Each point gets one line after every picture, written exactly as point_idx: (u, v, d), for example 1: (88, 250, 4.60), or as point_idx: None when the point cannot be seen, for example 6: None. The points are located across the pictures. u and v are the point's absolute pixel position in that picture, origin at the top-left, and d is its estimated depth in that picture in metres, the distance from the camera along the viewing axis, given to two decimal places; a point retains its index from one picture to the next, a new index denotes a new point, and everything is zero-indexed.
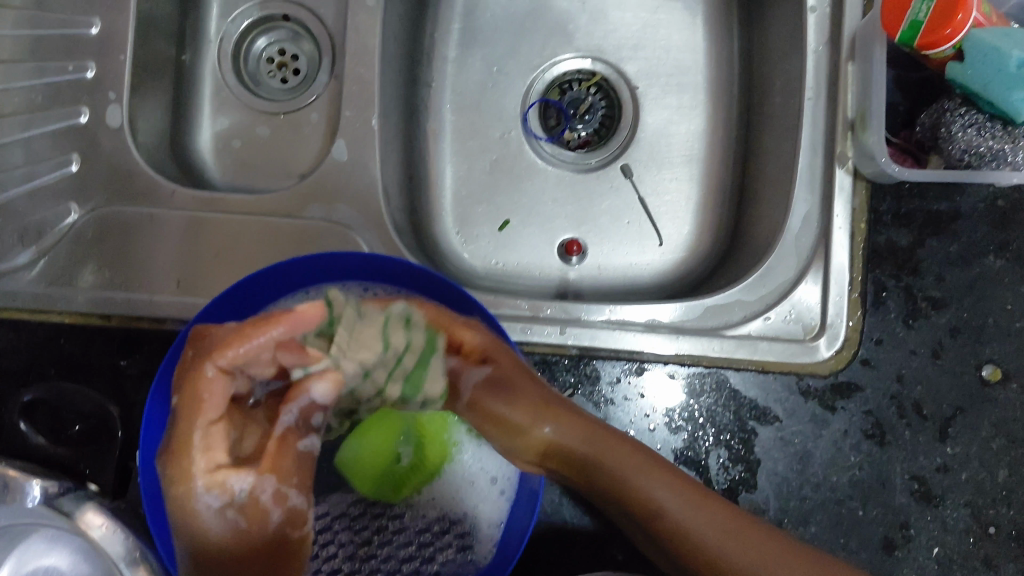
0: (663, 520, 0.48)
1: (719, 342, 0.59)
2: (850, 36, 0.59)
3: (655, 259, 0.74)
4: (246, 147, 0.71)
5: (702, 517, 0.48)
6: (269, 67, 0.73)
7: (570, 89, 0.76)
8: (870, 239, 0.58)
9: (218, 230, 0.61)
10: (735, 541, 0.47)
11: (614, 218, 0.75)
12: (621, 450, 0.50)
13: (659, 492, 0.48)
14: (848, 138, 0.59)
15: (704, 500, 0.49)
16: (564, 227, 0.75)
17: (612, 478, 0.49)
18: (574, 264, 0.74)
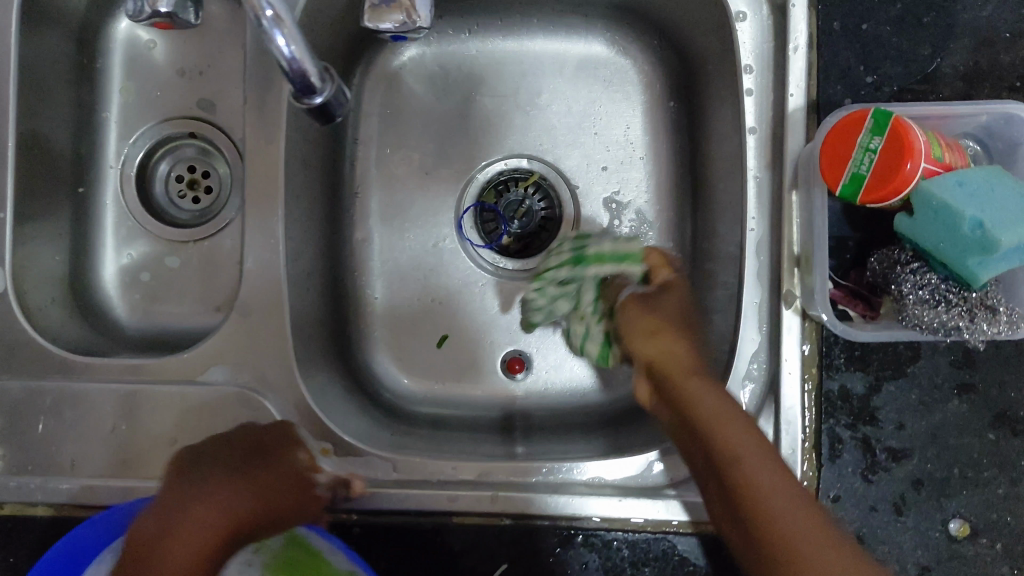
0: (753, 494, 0.39)
1: (663, 504, 0.53)
2: (795, 161, 0.53)
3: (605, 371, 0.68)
4: (154, 280, 0.66)
5: (782, 495, 0.39)
6: (177, 188, 0.67)
7: (505, 190, 0.71)
8: (822, 386, 0.53)
9: (112, 402, 0.55)
10: (806, 540, 0.37)
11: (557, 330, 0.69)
12: (726, 424, 0.43)
13: (740, 439, 0.42)
14: (794, 275, 0.53)
15: (788, 482, 0.40)
16: (506, 340, 0.69)
17: (719, 439, 0.42)
18: (519, 380, 0.68)
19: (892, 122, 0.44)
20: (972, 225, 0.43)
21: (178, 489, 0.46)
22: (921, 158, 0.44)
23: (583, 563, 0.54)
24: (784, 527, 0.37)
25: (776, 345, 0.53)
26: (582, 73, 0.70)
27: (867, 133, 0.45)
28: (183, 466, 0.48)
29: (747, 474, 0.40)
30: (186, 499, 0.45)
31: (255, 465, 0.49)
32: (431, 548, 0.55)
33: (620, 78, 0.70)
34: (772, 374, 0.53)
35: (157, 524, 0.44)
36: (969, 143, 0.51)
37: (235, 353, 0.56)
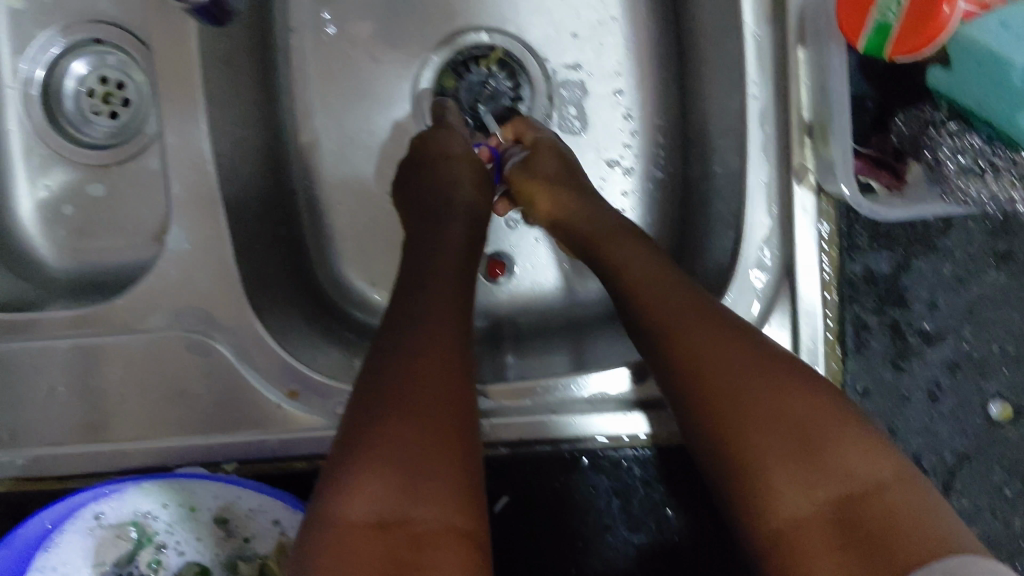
0: (711, 374, 0.39)
1: (639, 415, 0.48)
2: (799, 14, 0.46)
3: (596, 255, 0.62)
4: (79, 214, 0.58)
5: (774, 377, 0.38)
6: (91, 103, 0.59)
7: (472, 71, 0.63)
8: (842, 270, 0.47)
9: (41, 363, 0.49)
10: (766, 407, 0.37)
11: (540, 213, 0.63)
12: (682, 305, 0.42)
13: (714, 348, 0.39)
14: (806, 147, 0.46)
15: (724, 332, 0.40)
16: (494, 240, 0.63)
17: (685, 341, 0.40)
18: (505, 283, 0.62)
19: None
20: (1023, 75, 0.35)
21: (399, 362, 0.40)
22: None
23: (591, 486, 0.49)
24: (770, 390, 0.38)
25: (789, 229, 0.46)
26: None
27: None
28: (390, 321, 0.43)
29: (695, 358, 0.40)
30: (413, 367, 0.39)
31: (426, 243, 0.51)
32: None
33: None
34: (787, 264, 0.46)
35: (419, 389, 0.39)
36: None
37: (177, 296, 0.50)
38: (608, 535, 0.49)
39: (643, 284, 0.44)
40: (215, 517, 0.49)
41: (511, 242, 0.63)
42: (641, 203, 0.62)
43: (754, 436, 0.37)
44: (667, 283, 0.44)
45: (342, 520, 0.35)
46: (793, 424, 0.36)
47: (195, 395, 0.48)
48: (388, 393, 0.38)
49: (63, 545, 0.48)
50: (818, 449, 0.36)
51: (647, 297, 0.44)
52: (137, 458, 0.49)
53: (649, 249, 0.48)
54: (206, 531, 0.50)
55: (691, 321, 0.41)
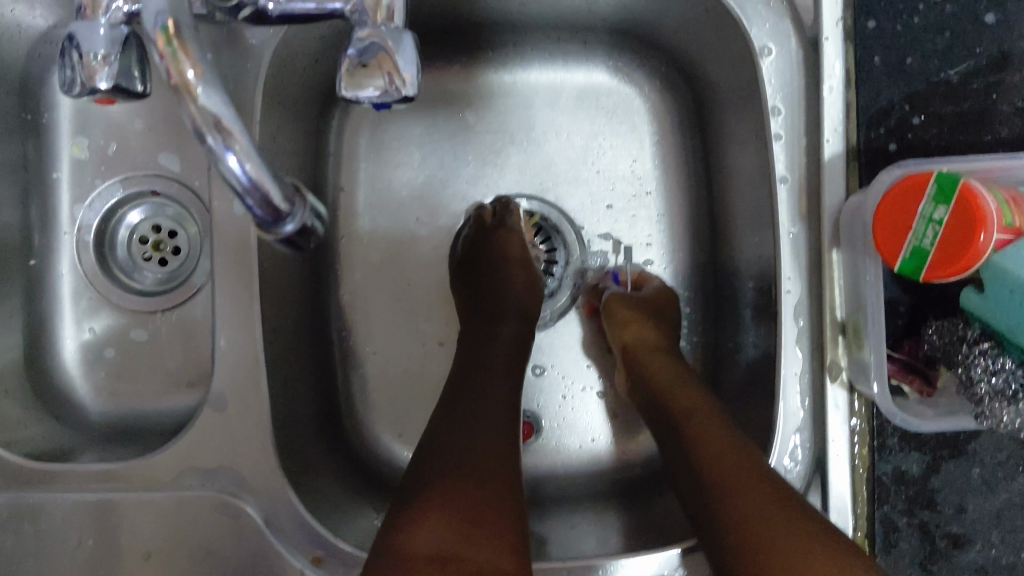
0: (767, 529, 0.38)
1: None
2: (835, 217, 0.47)
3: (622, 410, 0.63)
4: (121, 357, 0.59)
5: (830, 548, 0.38)
6: (142, 250, 0.61)
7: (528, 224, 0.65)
8: (874, 469, 0.47)
9: (74, 516, 0.49)
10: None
11: (568, 363, 0.64)
12: (736, 463, 0.42)
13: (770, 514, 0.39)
14: (839, 345, 0.47)
15: (786, 506, 0.40)
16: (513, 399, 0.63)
17: (741, 506, 0.40)
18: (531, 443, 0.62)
19: (960, 189, 0.38)
20: None
21: (466, 434, 0.46)
22: (995, 228, 0.38)
23: None
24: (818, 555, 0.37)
25: (821, 424, 0.47)
26: (581, 106, 0.64)
27: (930, 201, 0.39)
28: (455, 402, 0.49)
29: (745, 515, 0.39)
30: (477, 444, 0.45)
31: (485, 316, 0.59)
32: None
33: (624, 108, 0.64)
34: (818, 459, 0.47)
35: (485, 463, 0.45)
36: None
37: (214, 453, 0.50)
38: None
39: (705, 441, 0.44)
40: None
41: (531, 400, 0.63)
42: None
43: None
44: (729, 443, 0.44)
45: (405, 553, 0.40)
46: None
47: (223, 557, 0.48)
48: (450, 447, 0.45)
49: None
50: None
51: (709, 454, 0.43)
52: None
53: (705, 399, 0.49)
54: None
55: (751, 485, 0.41)
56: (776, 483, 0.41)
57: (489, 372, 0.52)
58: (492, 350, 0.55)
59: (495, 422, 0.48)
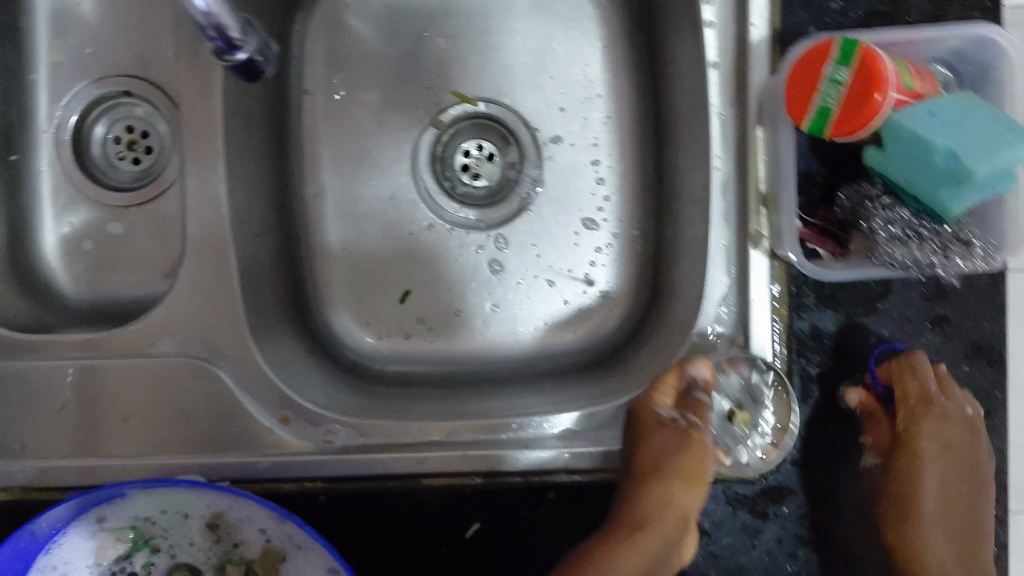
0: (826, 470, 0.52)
1: (636, 452, 0.52)
2: (757, 96, 0.52)
3: (574, 297, 0.67)
4: (98, 249, 0.63)
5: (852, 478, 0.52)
6: (117, 148, 0.64)
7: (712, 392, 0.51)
8: (792, 326, 0.52)
9: (54, 381, 0.53)
10: (963, 481, 0.52)
11: (520, 255, 0.68)
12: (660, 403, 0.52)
13: (931, 443, 0.52)
14: (761, 216, 0.52)
15: (849, 453, 0.52)
16: (456, 279, 0.68)
17: (912, 515, 0.52)
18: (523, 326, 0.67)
19: (860, 52, 0.42)
20: (945, 158, 0.42)
21: (659, 508, 0.51)
22: (891, 89, 0.42)
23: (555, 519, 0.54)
24: (956, 459, 0.52)
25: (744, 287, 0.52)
26: (535, 11, 0.67)
27: (835, 65, 0.43)
28: (640, 481, 0.52)
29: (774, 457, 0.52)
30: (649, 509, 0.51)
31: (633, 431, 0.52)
32: (402, 510, 0.54)
33: (574, 14, 0.67)
34: (739, 317, 0.51)
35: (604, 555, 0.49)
36: (940, 68, 0.49)
37: (187, 325, 0.54)
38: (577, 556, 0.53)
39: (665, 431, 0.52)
40: (207, 523, 0.51)
41: (478, 275, 0.68)
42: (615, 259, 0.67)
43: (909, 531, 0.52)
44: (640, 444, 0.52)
45: None
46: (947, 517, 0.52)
47: (197, 416, 0.53)
48: (614, 543, 0.50)
49: (67, 545, 0.50)
50: (979, 516, 0.52)
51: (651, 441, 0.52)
52: (139, 472, 0.53)
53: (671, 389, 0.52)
54: (199, 536, 0.51)
55: (910, 441, 0.53)
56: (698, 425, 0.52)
57: (641, 464, 0.52)
58: (670, 438, 0.52)
59: (680, 496, 0.51)
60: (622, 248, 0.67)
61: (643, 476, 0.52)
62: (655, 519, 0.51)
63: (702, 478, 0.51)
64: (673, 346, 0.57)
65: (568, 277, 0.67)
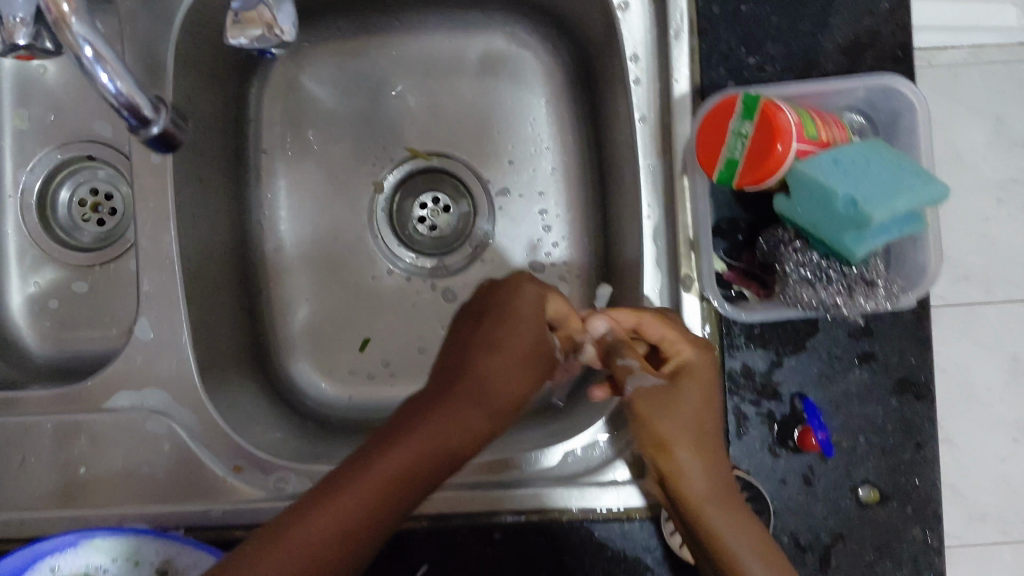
0: (700, 500, 0.47)
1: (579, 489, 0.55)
2: (683, 147, 0.54)
3: None
4: (64, 307, 0.65)
5: (727, 513, 0.47)
6: (82, 210, 0.67)
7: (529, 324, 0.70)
8: (725, 366, 0.54)
9: (14, 437, 0.55)
10: None
11: (478, 301, 0.71)
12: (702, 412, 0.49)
13: (688, 457, 0.48)
14: (692, 259, 0.54)
15: (736, 506, 0.48)
16: (416, 325, 0.71)
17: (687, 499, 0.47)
18: None
19: (760, 108, 0.45)
20: (846, 203, 0.44)
21: (444, 430, 0.45)
22: (793, 139, 0.45)
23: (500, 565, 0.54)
24: None
25: None
26: (483, 70, 0.70)
27: (739, 118, 0.46)
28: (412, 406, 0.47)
29: (680, 469, 0.48)
30: (445, 430, 0.45)
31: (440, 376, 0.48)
32: None
33: (520, 71, 0.70)
34: None
35: (367, 494, 0.42)
36: (855, 116, 0.52)
37: (146, 380, 0.56)
38: None
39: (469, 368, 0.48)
40: (153, 571, 0.51)
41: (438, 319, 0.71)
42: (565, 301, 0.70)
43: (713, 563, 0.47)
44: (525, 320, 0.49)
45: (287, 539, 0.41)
46: None
47: (152, 467, 0.55)
48: (439, 430, 0.45)
49: None
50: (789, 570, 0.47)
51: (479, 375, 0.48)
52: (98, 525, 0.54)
53: (707, 410, 0.49)
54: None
55: (669, 450, 0.48)
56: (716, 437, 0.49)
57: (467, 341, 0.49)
58: (466, 409, 0.46)
59: (460, 412, 0.46)
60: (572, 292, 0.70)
61: (465, 432, 0.45)
62: (501, 386, 0.47)
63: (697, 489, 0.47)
64: None
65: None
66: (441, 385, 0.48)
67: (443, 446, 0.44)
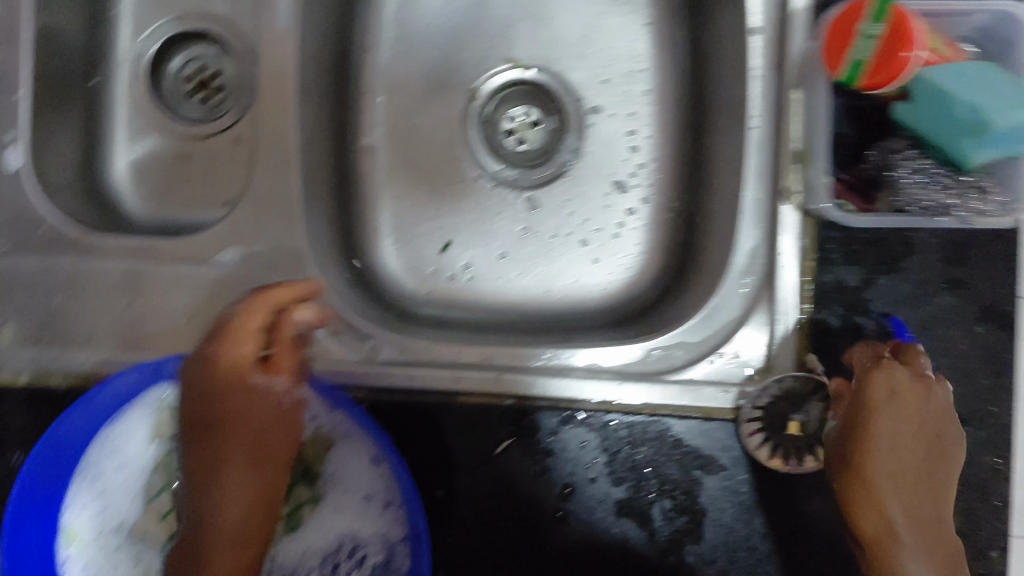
0: (868, 519, 0.51)
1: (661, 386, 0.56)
2: (797, 62, 0.55)
3: (604, 263, 0.72)
4: (165, 174, 0.67)
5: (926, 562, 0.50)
6: (189, 86, 0.69)
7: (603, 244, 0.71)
8: (819, 279, 0.56)
9: (124, 280, 0.57)
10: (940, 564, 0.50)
11: (556, 214, 0.73)
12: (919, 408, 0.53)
13: (885, 422, 0.52)
14: (796, 171, 0.55)
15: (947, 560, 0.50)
16: (497, 233, 0.73)
17: (885, 556, 0.51)
18: (552, 287, 0.72)
19: (892, 10, 0.46)
20: (968, 109, 0.46)
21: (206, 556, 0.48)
22: (921, 46, 0.46)
23: (581, 444, 0.57)
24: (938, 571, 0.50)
25: (774, 238, 0.56)
26: None
27: (869, 20, 0.47)
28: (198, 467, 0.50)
29: (874, 500, 0.51)
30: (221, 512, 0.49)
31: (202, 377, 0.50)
32: (442, 423, 0.58)
33: None
34: (769, 269, 0.56)
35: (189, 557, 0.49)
36: (969, 46, 0.54)
37: (250, 241, 0.58)
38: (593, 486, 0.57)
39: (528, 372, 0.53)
40: None
41: (518, 230, 0.73)
42: (646, 224, 0.71)
43: (866, 533, 0.52)
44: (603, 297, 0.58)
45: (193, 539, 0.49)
46: (930, 551, 0.50)
47: None
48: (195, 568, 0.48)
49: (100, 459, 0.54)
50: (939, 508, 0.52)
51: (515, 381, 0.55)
52: None
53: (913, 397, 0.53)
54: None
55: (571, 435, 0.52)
56: (931, 407, 0.53)
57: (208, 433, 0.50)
58: (244, 488, 0.50)
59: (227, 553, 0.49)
60: (655, 215, 0.71)
61: (196, 541, 0.49)
62: (231, 508, 0.49)
63: (900, 542, 0.51)
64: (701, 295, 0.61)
65: (602, 236, 0.72)
66: (239, 547, 0.49)
67: (244, 531, 0.49)
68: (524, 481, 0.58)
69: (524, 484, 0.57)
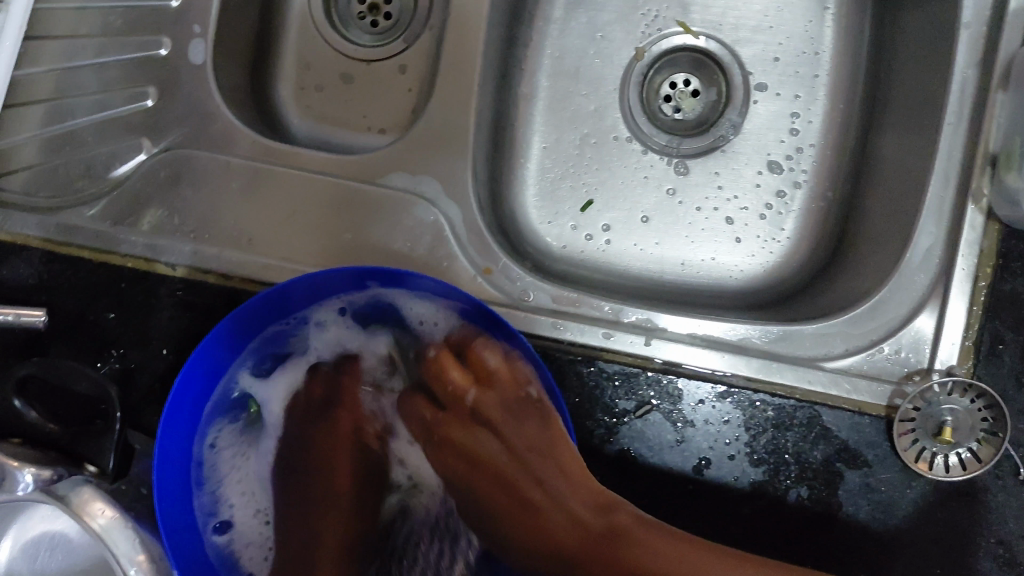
0: None
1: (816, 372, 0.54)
2: (1005, 62, 0.54)
3: (748, 248, 0.71)
4: (328, 93, 0.68)
5: None
6: (360, 10, 0.69)
7: (754, 233, 0.71)
8: (995, 287, 0.55)
9: (292, 187, 0.57)
10: None
11: (705, 187, 0.71)
12: None
13: None
14: (986, 173, 0.54)
15: None
16: (641, 198, 0.71)
17: None
18: (689, 262, 0.71)
19: None
20: None
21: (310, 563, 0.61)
22: None
23: (723, 418, 0.55)
24: None
25: (955, 239, 0.55)
26: None
27: None
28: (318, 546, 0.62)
29: None
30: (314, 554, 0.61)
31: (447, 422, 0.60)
32: (574, 379, 0.56)
33: None
34: (946, 269, 0.55)
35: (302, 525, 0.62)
36: None
37: (423, 167, 0.58)
38: (729, 464, 0.55)
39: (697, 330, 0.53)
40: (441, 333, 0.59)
41: (661, 198, 0.71)
42: (794, 211, 0.70)
43: None
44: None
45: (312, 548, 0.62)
46: None
47: (413, 247, 0.57)
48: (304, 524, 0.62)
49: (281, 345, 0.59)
50: None
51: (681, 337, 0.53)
52: None
53: None
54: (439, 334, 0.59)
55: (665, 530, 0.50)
56: None
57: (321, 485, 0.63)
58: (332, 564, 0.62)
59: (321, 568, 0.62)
60: (808, 201, 0.70)
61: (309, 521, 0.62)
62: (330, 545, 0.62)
63: None
64: (857, 288, 0.60)
65: (747, 215, 0.71)
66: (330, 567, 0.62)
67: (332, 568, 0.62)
68: (644, 458, 0.55)
69: (656, 455, 0.55)
